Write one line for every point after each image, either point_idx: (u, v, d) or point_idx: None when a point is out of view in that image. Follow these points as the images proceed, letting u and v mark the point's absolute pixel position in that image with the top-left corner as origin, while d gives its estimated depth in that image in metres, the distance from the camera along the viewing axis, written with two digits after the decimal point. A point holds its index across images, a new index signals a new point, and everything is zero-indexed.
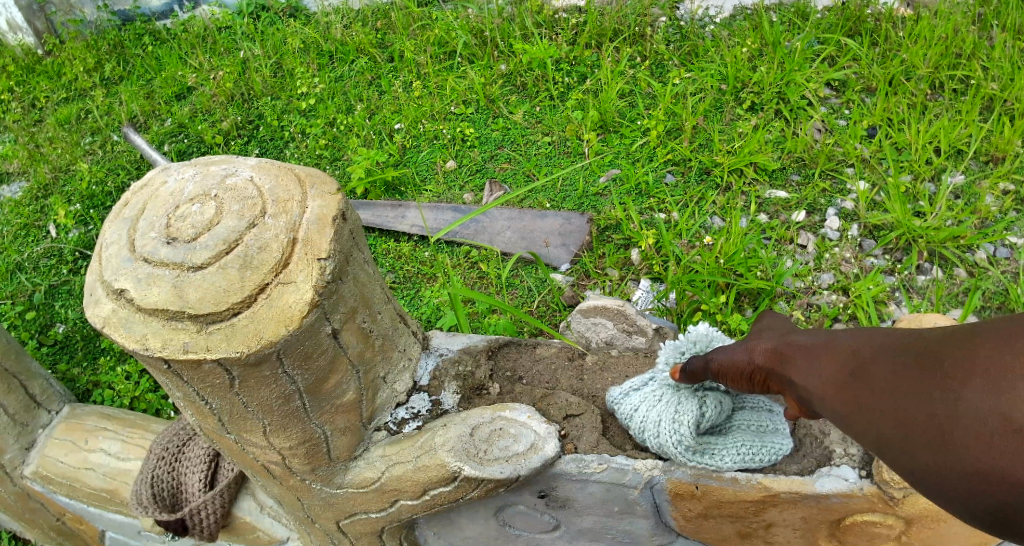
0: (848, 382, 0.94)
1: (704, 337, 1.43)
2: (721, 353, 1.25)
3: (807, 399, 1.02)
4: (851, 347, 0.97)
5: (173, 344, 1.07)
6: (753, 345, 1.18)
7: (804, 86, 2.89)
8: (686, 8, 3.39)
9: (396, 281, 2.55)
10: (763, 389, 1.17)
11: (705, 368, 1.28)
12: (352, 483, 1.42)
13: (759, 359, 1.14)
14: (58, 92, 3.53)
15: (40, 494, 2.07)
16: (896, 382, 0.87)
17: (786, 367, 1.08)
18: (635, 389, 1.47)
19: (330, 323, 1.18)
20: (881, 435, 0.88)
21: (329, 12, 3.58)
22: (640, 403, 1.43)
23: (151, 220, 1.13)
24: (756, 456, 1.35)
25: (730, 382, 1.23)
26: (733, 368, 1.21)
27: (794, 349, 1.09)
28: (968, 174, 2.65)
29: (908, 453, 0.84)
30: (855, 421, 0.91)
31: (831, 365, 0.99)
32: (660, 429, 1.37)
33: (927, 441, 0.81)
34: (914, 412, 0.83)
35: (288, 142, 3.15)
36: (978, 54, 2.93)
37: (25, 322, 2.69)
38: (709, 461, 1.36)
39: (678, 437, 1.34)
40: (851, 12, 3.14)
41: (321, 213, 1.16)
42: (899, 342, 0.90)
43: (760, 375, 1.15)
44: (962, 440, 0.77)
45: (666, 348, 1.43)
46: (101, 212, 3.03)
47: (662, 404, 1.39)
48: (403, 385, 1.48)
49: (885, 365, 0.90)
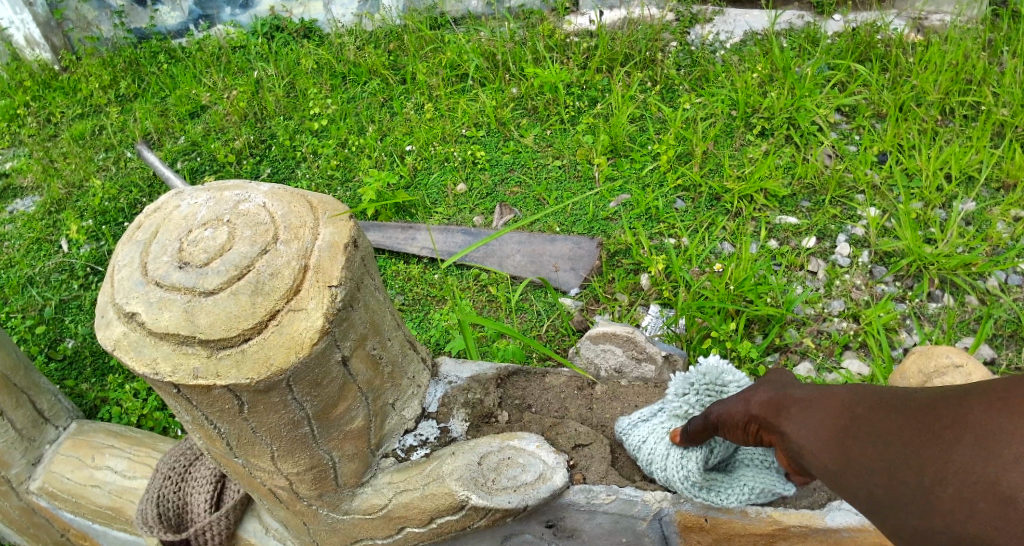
0: (841, 434, 0.92)
1: (714, 369, 1.40)
2: (717, 406, 1.23)
3: (796, 450, 1.00)
4: (845, 399, 0.95)
5: (183, 370, 1.08)
6: (749, 396, 1.16)
7: (814, 112, 2.90)
8: (697, 33, 3.42)
9: (405, 303, 2.55)
10: (757, 440, 1.15)
11: (706, 425, 1.26)
12: (359, 510, 1.41)
13: (754, 409, 1.13)
14: (73, 108, 3.58)
15: (44, 510, 2.06)
16: (888, 435, 0.84)
17: (780, 417, 1.06)
18: (644, 420, 1.46)
19: (340, 351, 1.18)
20: (866, 488, 0.85)
21: (342, 34, 3.62)
22: (649, 436, 1.42)
23: (164, 244, 1.13)
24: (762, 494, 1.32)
25: (729, 436, 1.21)
26: (729, 419, 1.19)
27: (788, 399, 1.07)
28: (980, 201, 2.64)
29: (899, 512, 0.81)
30: (845, 474, 0.89)
31: (823, 416, 0.97)
32: (667, 463, 1.36)
33: (913, 503, 0.79)
34: (905, 466, 0.80)
35: (299, 162, 3.17)
36: (988, 81, 2.93)
37: (35, 337, 2.71)
38: (715, 498, 1.33)
39: (685, 472, 1.32)
40: (861, 38, 3.14)
41: (332, 240, 1.17)
42: (892, 394, 0.88)
43: (754, 426, 1.14)
44: (952, 499, 0.74)
45: (675, 379, 1.41)
46: (113, 228, 3.05)
47: (669, 440, 1.37)
48: (411, 412, 1.47)
49: (873, 418, 0.88)
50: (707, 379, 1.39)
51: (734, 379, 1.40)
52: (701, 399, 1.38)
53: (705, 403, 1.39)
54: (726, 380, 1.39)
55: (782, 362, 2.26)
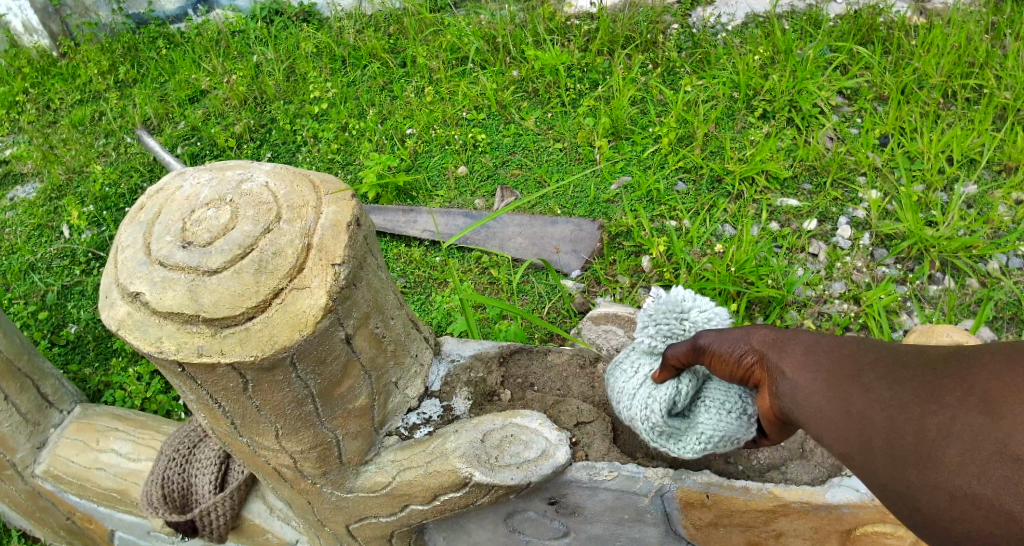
0: (842, 388, 0.92)
1: (675, 300, 1.32)
2: (710, 334, 1.15)
3: (792, 398, 0.99)
4: (849, 351, 0.95)
5: (187, 348, 1.08)
6: (752, 331, 1.10)
7: (816, 94, 2.89)
8: (698, 16, 3.40)
9: (406, 286, 2.57)
10: (745, 375, 1.10)
11: (689, 350, 1.18)
12: (362, 487, 1.42)
13: (752, 343, 1.08)
14: (72, 94, 3.57)
15: (49, 493, 2.08)
16: (892, 396, 0.86)
17: (778, 357, 1.04)
18: (615, 362, 1.41)
19: (344, 328, 1.18)
20: (867, 440, 0.88)
21: (341, 17, 3.60)
22: (621, 374, 1.36)
23: (167, 224, 1.14)
24: (729, 442, 1.24)
25: (714, 365, 1.14)
26: (725, 351, 1.11)
27: (792, 340, 1.04)
28: (982, 184, 2.64)
29: (897, 474, 0.85)
30: (845, 423, 0.90)
31: (826, 366, 0.96)
32: (633, 402, 1.30)
33: (915, 462, 0.82)
34: (909, 429, 0.83)
35: (300, 147, 3.17)
36: (991, 63, 2.92)
37: (37, 322, 2.71)
38: (672, 446, 1.27)
39: (648, 413, 1.26)
40: (864, 20, 3.12)
41: (335, 218, 1.17)
42: (897, 352, 0.89)
43: (751, 363, 1.09)
44: (954, 465, 0.78)
45: (643, 313, 1.34)
46: (114, 213, 3.05)
47: (638, 379, 1.31)
48: (414, 391, 1.49)
49: (880, 372, 0.89)
50: (665, 308, 1.32)
51: (696, 305, 1.33)
52: (660, 330, 1.32)
53: (668, 335, 1.32)
54: (685, 306, 1.32)
55: None
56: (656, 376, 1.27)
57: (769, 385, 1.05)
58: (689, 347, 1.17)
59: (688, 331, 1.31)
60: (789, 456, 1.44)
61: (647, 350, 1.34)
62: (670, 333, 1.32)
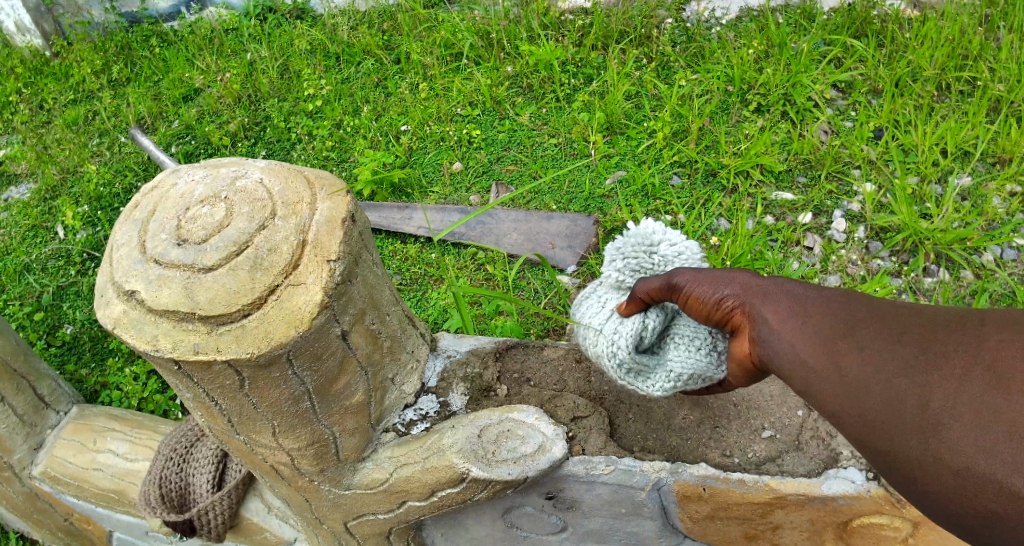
0: (837, 349, 1.01)
1: (644, 234, 1.35)
2: (686, 275, 1.21)
3: (784, 357, 1.08)
4: (842, 315, 1.04)
5: (183, 346, 1.08)
6: (733, 277, 1.18)
7: (809, 88, 2.90)
8: (692, 9, 3.39)
9: (402, 283, 2.57)
10: (722, 317, 1.19)
11: (662, 286, 1.24)
12: (360, 484, 1.42)
13: (736, 291, 1.17)
14: (65, 94, 3.55)
15: (47, 494, 2.08)
16: (891, 363, 0.96)
17: (766, 308, 1.12)
18: (583, 299, 1.44)
19: (340, 325, 1.18)
20: (867, 403, 0.96)
21: (335, 14, 3.59)
22: (589, 308, 1.40)
23: (161, 222, 1.14)
24: (697, 380, 1.29)
25: (685, 301, 1.22)
26: (703, 295, 1.19)
27: (779, 292, 1.13)
28: (976, 176, 2.65)
29: (897, 439, 0.93)
30: (842, 382, 0.99)
31: (818, 328, 1.05)
32: (600, 338, 1.35)
33: (918, 429, 0.91)
34: (909, 397, 0.93)
35: (295, 144, 3.17)
36: (984, 56, 2.92)
37: (33, 323, 2.71)
38: (641, 382, 1.32)
39: (616, 349, 1.30)
40: (857, 13, 3.12)
41: (330, 214, 1.17)
42: (893, 322, 0.99)
43: (730, 308, 1.18)
44: (954, 435, 0.88)
45: (611, 248, 1.37)
46: (109, 213, 3.05)
47: (605, 314, 1.36)
48: (410, 387, 1.49)
49: (877, 336, 0.99)
50: (634, 242, 1.35)
51: (666, 240, 1.35)
52: (628, 264, 1.35)
53: (636, 269, 1.35)
54: (655, 240, 1.34)
55: None
56: (622, 311, 1.32)
57: (751, 331, 1.15)
58: (664, 286, 1.23)
59: (656, 265, 1.34)
60: (785, 448, 1.43)
61: (614, 284, 1.37)
62: (638, 266, 1.34)
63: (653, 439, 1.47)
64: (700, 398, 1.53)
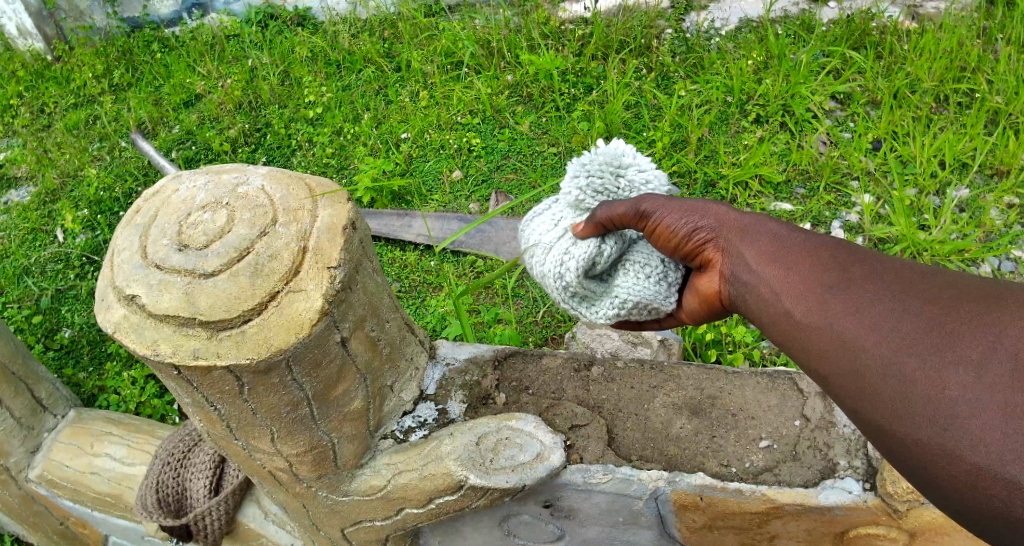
0: (828, 301, 0.94)
1: (613, 154, 1.27)
2: (657, 200, 1.18)
3: (769, 304, 1.03)
4: (840, 263, 0.96)
5: (184, 350, 1.08)
6: (710, 205, 1.16)
7: (809, 99, 2.91)
8: (692, 20, 3.42)
9: (401, 290, 2.58)
10: (692, 251, 1.17)
11: (629, 211, 1.18)
12: (358, 491, 1.42)
13: (712, 229, 1.15)
14: (66, 98, 3.56)
15: (45, 498, 2.08)
16: (891, 325, 0.86)
17: (750, 255, 1.08)
18: (537, 213, 1.37)
19: (340, 331, 1.19)
20: (858, 371, 0.87)
21: (336, 21, 3.61)
22: (541, 225, 1.34)
23: (163, 226, 1.14)
24: (644, 312, 1.27)
25: (651, 227, 1.18)
26: (674, 224, 1.16)
27: (763, 234, 1.09)
28: (973, 188, 2.67)
29: (891, 416, 0.84)
30: (830, 340, 0.92)
31: (810, 275, 0.98)
32: (547, 259, 1.30)
33: (917, 409, 0.81)
34: (908, 366, 0.83)
35: (295, 151, 3.17)
36: (982, 68, 2.94)
37: (32, 326, 2.71)
38: (585, 309, 1.30)
39: (564, 272, 1.26)
40: (856, 25, 3.14)
41: (331, 222, 1.18)
42: (901, 279, 0.89)
43: (701, 239, 1.16)
44: (956, 418, 0.78)
45: (575, 163, 1.28)
46: (108, 218, 3.05)
47: (557, 232, 1.29)
48: (409, 394, 1.50)
49: (876, 292, 0.90)
50: (602, 161, 1.27)
51: (636, 164, 1.29)
52: (592, 183, 1.27)
53: (598, 189, 1.27)
54: (625, 162, 1.28)
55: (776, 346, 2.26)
56: (578, 232, 1.26)
57: (723, 265, 1.14)
58: (632, 211, 1.18)
59: (622, 189, 1.28)
60: (782, 457, 1.42)
61: (573, 202, 1.30)
62: (602, 187, 1.27)
63: (651, 448, 1.45)
64: (697, 407, 1.51)
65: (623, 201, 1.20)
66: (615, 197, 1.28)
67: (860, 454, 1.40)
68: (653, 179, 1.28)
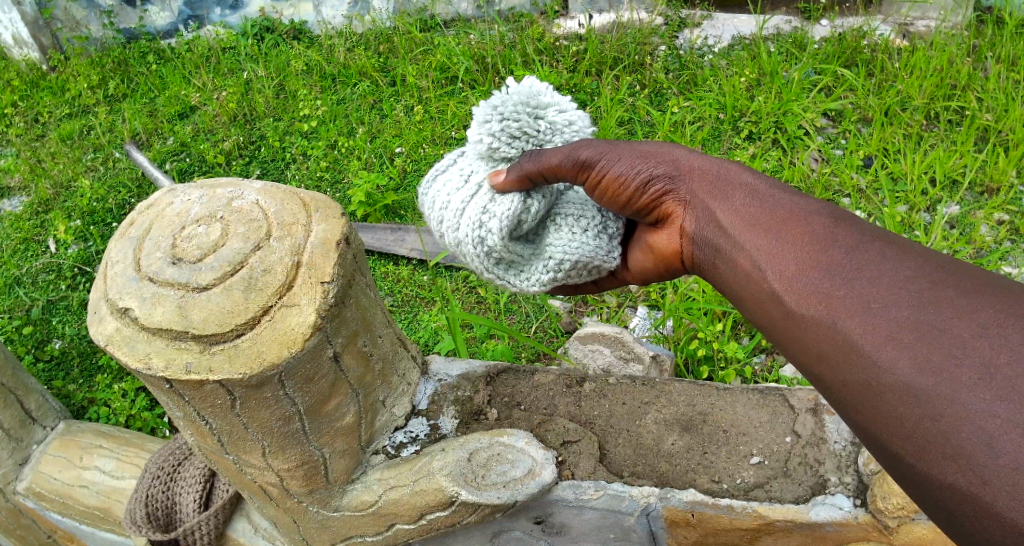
0: (832, 292, 0.83)
1: (526, 94, 1.20)
2: (597, 148, 1.13)
3: (760, 290, 0.93)
4: (846, 248, 0.85)
5: (176, 365, 1.08)
6: (664, 153, 1.12)
7: (800, 116, 2.95)
8: (685, 37, 3.46)
9: (394, 304, 2.58)
10: (647, 204, 1.13)
11: (566, 161, 1.13)
12: (349, 506, 1.42)
13: (669, 179, 1.10)
14: (61, 108, 3.57)
15: (31, 511, 2.05)
16: (909, 333, 0.75)
17: (728, 228, 1.00)
18: (439, 173, 1.27)
19: (332, 346, 1.19)
20: (851, 370, 0.79)
21: (332, 35, 3.63)
22: (447, 184, 1.24)
23: (157, 240, 1.15)
24: (579, 272, 1.24)
25: (595, 178, 1.14)
26: (624, 176, 1.11)
27: (732, 193, 1.03)
28: (964, 204, 2.70)
29: (886, 423, 0.76)
30: (823, 334, 0.83)
31: (810, 258, 0.88)
32: (460, 222, 1.20)
33: (914, 418, 0.73)
34: (921, 382, 0.73)
35: (289, 164, 3.19)
36: (973, 86, 2.98)
37: (22, 337, 2.70)
38: (514, 277, 1.24)
39: (488, 235, 1.18)
40: (848, 43, 3.18)
41: (325, 237, 1.18)
42: (923, 278, 0.78)
43: (656, 191, 1.11)
44: (982, 459, 0.68)
45: (485, 108, 1.19)
46: (101, 228, 3.04)
47: (471, 191, 1.21)
48: (401, 409, 1.50)
49: (875, 284, 0.80)
50: (516, 103, 1.19)
51: (554, 104, 1.22)
52: (507, 128, 1.19)
53: (515, 134, 1.19)
54: (542, 102, 1.21)
55: (768, 363, 2.27)
56: (499, 186, 1.18)
57: (685, 221, 1.09)
58: (569, 161, 1.13)
59: (542, 132, 1.21)
60: (773, 474, 1.42)
61: (485, 152, 1.21)
62: (519, 130, 1.19)
63: (643, 464, 1.45)
64: (688, 424, 1.51)
65: (554, 152, 1.15)
66: (535, 140, 1.21)
67: (850, 470, 1.41)
68: (573, 120, 1.23)
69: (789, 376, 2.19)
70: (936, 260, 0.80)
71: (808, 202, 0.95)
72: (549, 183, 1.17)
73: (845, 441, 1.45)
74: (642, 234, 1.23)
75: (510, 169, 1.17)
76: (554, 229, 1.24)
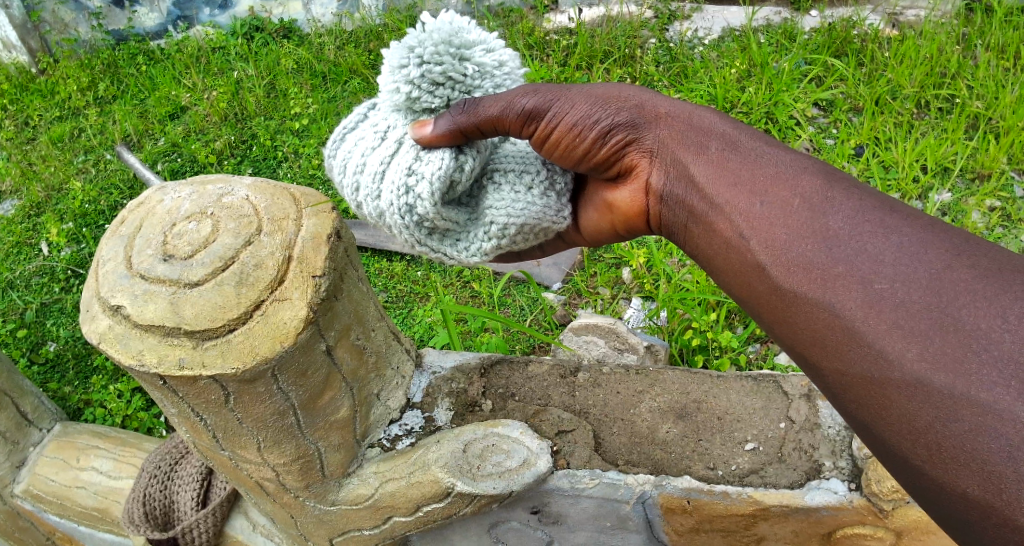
0: (830, 269, 0.83)
1: (449, 31, 1.05)
2: (544, 97, 1.06)
3: (749, 263, 0.93)
4: (844, 218, 0.85)
5: (169, 360, 1.08)
6: (619, 97, 1.09)
7: (792, 106, 2.96)
8: (676, 30, 3.47)
9: (388, 300, 2.58)
10: (606, 155, 1.11)
11: (511, 112, 1.05)
12: (345, 500, 1.42)
13: (630, 127, 1.08)
14: (51, 111, 3.56)
15: (29, 513, 2.04)
16: (922, 322, 0.75)
17: (721, 204, 0.97)
18: (347, 132, 1.15)
19: (325, 340, 1.20)
20: (859, 359, 0.79)
21: (322, 33, 3.61)
22: (360, 144, 1.12)
23: (147, 237, 1.15)
24: (524, 239, 1.16)
25: (544, 129, 1.07)
26: (583, 128, 1.07)
27: (708, 145, 1.03)
28: (955, 191, 2.71)
29: (890, 417, 0.77)
30: (825, 316, 0.82)
31: (805, 227, 0.87)
32: (381, 188, 1.09)
33: (926, 415, 0.73)
34: (929, 378, 0.73)
35: (281, 163, 3.18)
36: (962, 74, 2.99)
37: (16, 340, 2.69)
38: (452, 249, 1.15)
39: (417, 202, 1.07)
40: (837, 33, 3.20)
41: (315, 231, 1.19)
42: (934, 257, 0.77)
43: (619, 142, 1.09)
44: (998, 466, 0.68)
45: (402, 48, 1.04)
46: (94, 231, 3.04)
47: (391, 150, 1.09)
48: (395, 402, 1.50)
49: (881, 266, 0.79)
50: (437, 41, 1.04)
51: (481, 43, 1.09)
52: (429, 74, 1.05)
53: (438, 80, 1.06)
54: (468, 40, 1.07)
55: (762, 351, 2.27)
56: (425, 141, 1.06)
57: (652, 176, 1.09)
58: (514, 112, 1.05)
59: (469, 77, 1.08)
60: (767, 460, 1.42)
61: (404, 102, 1.08)
62: (442, 76, 1.06)
63: (638, 453, 1.46)
64: (683, 411, 1.52)
65: (493, 101, 1.04)
66: (462, 87, 1.08)
67: (844, 454, 1.41)
68: (503, 60, 1.11)
69: (784, 364, 2.20)
70: (943, 234, 0.80)
71: (801, 164, 0.93)
72: (487, 136, 1.08)
73: (839, 426, 1.46)
74: (598, 194, 1.22)
75: (438, 121, 1.05)
76: (492, 188, 1.15)
